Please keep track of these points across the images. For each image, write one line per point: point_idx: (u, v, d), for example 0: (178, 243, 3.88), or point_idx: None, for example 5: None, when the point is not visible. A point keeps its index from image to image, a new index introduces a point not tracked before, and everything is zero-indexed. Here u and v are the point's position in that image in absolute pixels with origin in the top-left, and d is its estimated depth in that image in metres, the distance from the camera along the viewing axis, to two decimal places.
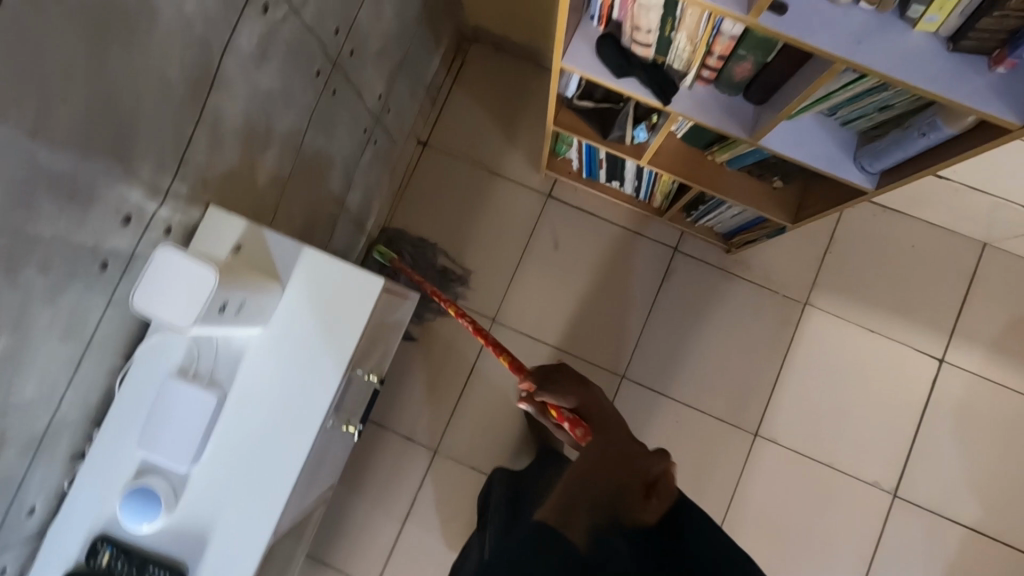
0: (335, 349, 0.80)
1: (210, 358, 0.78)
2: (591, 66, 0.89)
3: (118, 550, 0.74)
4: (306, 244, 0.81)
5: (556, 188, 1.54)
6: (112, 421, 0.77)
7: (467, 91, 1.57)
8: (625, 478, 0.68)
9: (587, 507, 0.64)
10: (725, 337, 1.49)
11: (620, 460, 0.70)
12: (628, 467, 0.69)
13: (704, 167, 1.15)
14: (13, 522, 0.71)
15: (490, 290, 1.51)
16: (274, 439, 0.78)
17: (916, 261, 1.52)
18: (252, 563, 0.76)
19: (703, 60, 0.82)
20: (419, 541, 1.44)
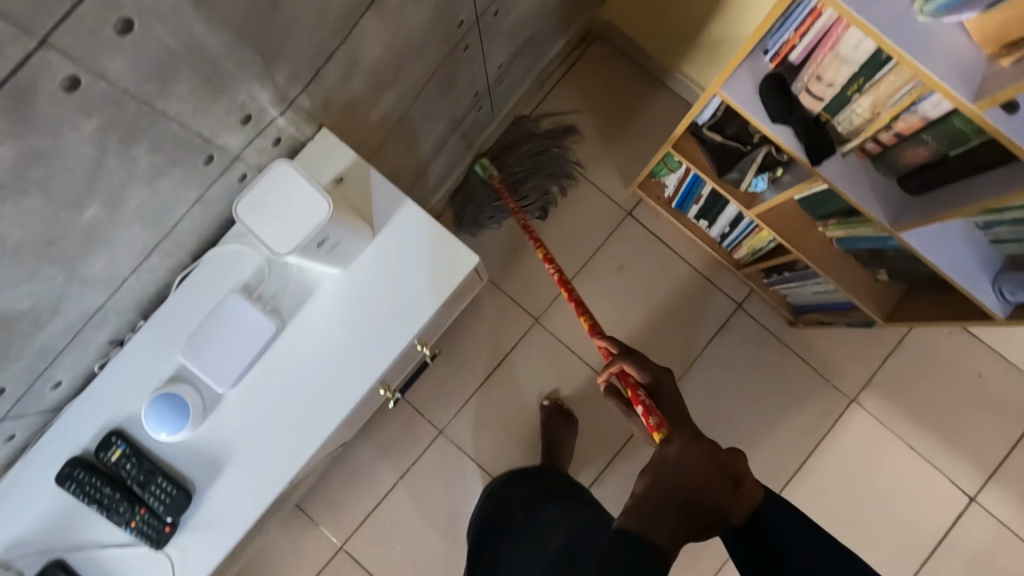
0: (407, 315, 0.74)
1: (278, 284, 0.73)
2: (749, 101, 0.83)
3: (131, 451, 0.70)
4: (408, 197, 0.75)
5: (638, 208, 1.47)
6: (162, 317, 0.72)
7: (581, 84, 1.50)
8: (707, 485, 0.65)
9: (671, 511, 0.64)
10: (761, 409, 1.43)
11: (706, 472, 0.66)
12: (717, 471, 0.66)
13: (811, 237, 1.08)
14: (36, 391, 0.66)
15: (542, 289, 1.45)
16: (316, 388, 0.73)
17: (978, 392, 1.43)
18: (257, 506, 0.71)
19: (875, 133, 0.76)
20: (398, 514, 1.40)
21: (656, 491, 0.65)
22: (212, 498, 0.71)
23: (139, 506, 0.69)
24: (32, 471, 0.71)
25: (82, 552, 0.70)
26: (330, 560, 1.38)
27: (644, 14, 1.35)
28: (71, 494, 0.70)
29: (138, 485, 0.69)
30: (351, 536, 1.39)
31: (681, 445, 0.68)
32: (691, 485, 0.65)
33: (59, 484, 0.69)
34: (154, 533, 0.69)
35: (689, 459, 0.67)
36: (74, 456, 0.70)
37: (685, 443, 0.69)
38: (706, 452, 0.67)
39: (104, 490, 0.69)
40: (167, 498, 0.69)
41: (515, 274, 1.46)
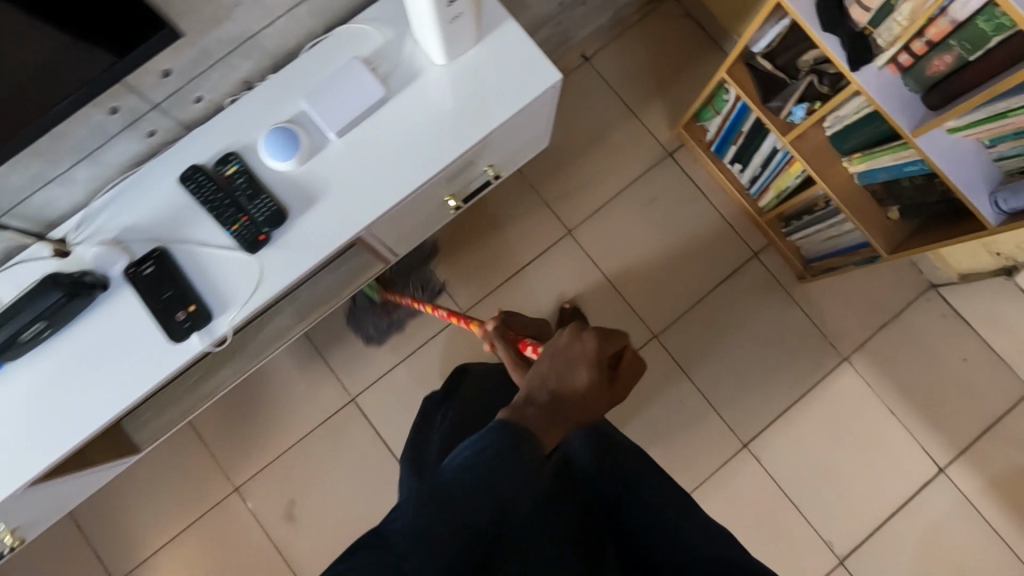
0: (491, 111, 0.87)
1: (391, 64, 0.87)
2: (806, 10, 0.97)
3: (245, 169, 0.82)
4: (511, 17, 0.88)
5: (679, 151, 1.61)
6: (291, 70, 0.86)
7: (647, 35, 1.65)
8: (585, 374, 0.74)
9: (551, 403, 0.70)
10: (758, 352, 1.54)
11: (584, 363, 0.75)
12: (593, 360, 0.76)
13: (834, 171, 1.21)
14: (183, 95, 0.79)
15: (579, 206, 1.58)
16: (405, 155, 0.86)
17: (964, 375, 1.51)
18: (337, 240, 0.83)
19: (909, 42, 0.90)
20: (409, 381, 1.50)
21: (538, 389, 0.71)
22: (302, 225, 0.83)
23: (242, 215, 0.82)
24: (159, 171, 0.83)
25: (185, 245, 0.82)
26: (341, 409, 1.48)
27: None
28: (188, 194, 0.83)
29: (246, 197, 0.82)
30: (363, 391, 1.49)
31: (565, 345, 0.77)
32: (573, 382, 0.73)
33: (181, 183, 0.82)
34: (250, 238, 0.81)
35: (576, 353, 0.76)
36: (196, 165, 0.83)
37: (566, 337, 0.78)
38: (591, 345, 0.77)
39: (216, 195, 0.82)
40: (268, 211, 0.81)
41: (556, 186, 1.59)
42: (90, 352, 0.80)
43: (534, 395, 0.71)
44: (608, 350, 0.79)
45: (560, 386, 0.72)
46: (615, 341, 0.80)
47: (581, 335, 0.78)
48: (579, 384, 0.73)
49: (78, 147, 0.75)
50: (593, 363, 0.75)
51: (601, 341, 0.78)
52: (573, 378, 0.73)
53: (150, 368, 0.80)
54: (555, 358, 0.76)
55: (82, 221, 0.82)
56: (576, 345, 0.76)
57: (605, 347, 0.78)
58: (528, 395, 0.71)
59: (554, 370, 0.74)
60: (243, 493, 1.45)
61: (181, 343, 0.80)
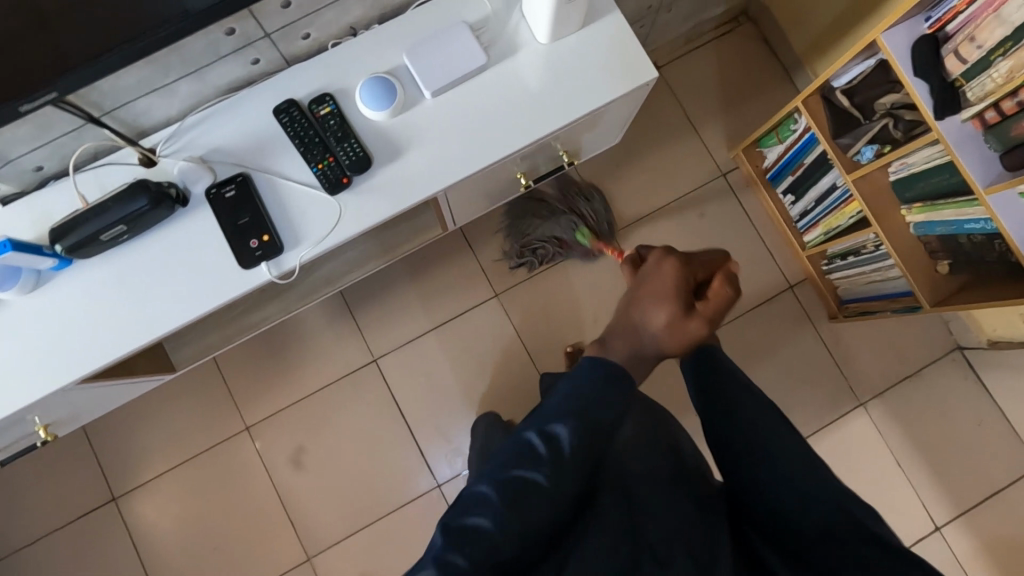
0: (584, 97, 0.88)
1: (495, 35, 0.88)
2: (900, 50, 0.98)
3: (338, 111, 0.83)
4: (619, 10, 0.89)
5: (733, 172, 1.62)
6: (396, 24, 0.87)
7: (720, 55, 1.67)
8: (660, 302, 0.70)
9: (623, 335, 0.71)
10: (778, 382, 1.55)
11: (665, 293, 0.70)
12: (675, 291, 0.70)
13: (891, 216, 1.22)
14: (294, 30, 0.81)
15: (626, 209, 1.60)
16: (493, 124, 0.87)
17: (975, 440, 1.52)
18: (416, 195, 0.85)
19: (999, 100, 0.91)
20: (433, 350, 1.51)
21: (618, 328, 0.72)
22: (385, 174, 0.85)
23: (327, 155, 0.83)
24: (255, 99, 0.84)
25: (268, 175, 0.83)
26: (362, 366, 1.50)
27: (801, 5, 1.48)
28: (279, 126, 0.84)
29: (335, 138, 0.83)
30: (386, 353, 1.50)
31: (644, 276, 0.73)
32: (651, 315, 0.70)
33: (275, 114, 0.83)
34: (333, 179, 0.82)
35: (657, 282, 0.72)
36: (291, 100, 0.84)
37: (653, 263, 0.74)
38: (672, 270, 0.71)
39: (306, 132, 0.83)
40: (354, 156, 0.82)
41: (607, 187, 1.60)
42: (160, 264, 0.81)
43: (613, 336, 0.72)
44: (690, 276, 0.73)
45: (633, 315, 0.71)
46: (703, 264, 0.74)
47: (663, 262, 0.73)
48: (657, 317, 0.70)
49: (188, 62, 0.76)
50: (676, 292, 0.70)
51: (680, 266, 0.71)
52: (648, 307, 0.71)
53: (216, 289, 0.81)
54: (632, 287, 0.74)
55: (173, 135, 0.84)
56: (659, 270, 0.72)
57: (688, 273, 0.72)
58: (607, 335, 0.72)
59: (635, 300, 0.72)
60: (253, 433, 1.46)
61: (249, 270, 0.82)
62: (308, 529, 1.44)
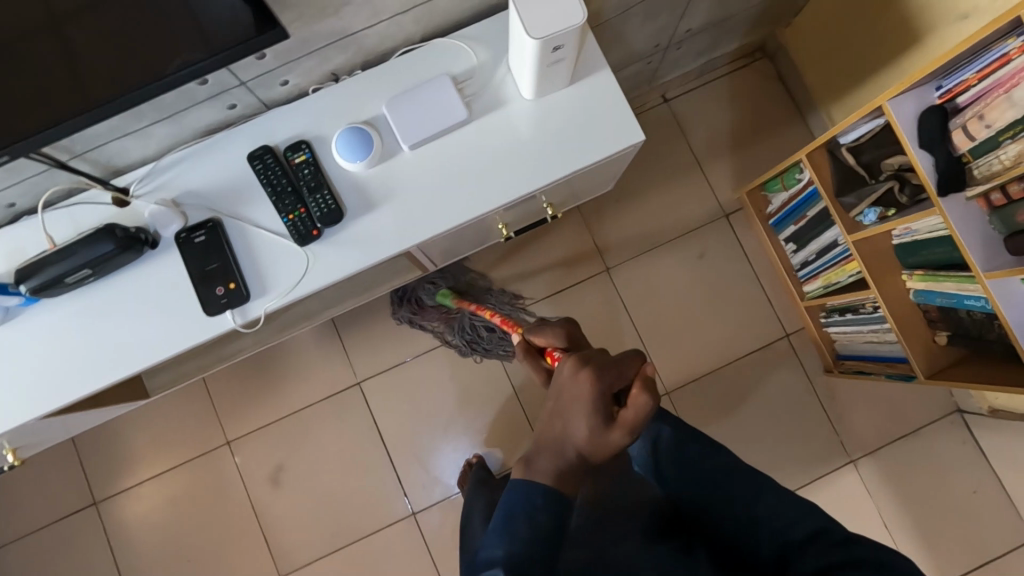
0: (566, 157, 0.85)
1: (479, 88, 0.86)
2: (907, 120, 0.94)
3: (312, 160, 0.82)
4: (609, 67, 0.86)
5: (736, 214, 1.58)
6: (379, 73, 0.85)
7: (732, 91, 1.62)
8: (576, 412, 0.66)
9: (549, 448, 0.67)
10: (768, 431, 1.51)
11: (584, 401, 0.66)
12: (594, 400, 0.66)
13: (891, 281, 1.17)
14: (271, 77, 0.80)
15: (624, 244, 1.57)
16: (470, 180, 0.84)
17: (969, 506, 1.47)
18: (386, 250, 0.83)
19: (1006, 183, 0.87)
20: (418, 377, 1.50)
21: (543, 443, 0.68)
22: (357, 227, 0.83)
23: (299, 205, 0.82)
24: (231, 143, 0.84)
25: (239, 223, 0.82)
26: (346, 388, 1.49)
27: (817, 47, 1.43)
28: (253, 172, 0.83)
29: (308, 188, 0.82)
30: (371, 377, 1.50)
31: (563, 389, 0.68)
32: (572, 426, 0.66)
33: (249, 160, 0.82)
34: (303, 231, 0.81)
35: (574, 395, 0.67)
36: (267, 146, 0.83)
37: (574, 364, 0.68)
38: (590, 383, 0.66)
39: (280, 181, 0.82)
40: (325, 208, 0.81)
41: (605, 220, 1.57)
42: (126, 306, 0.81)
43: (540, 451, 0.67)
44: (611, 385, 0.67)
45: (554, 422, 0.68)
46: (621, 368, 0.68)
47: (581, 372, 0.68)
48: (578, 428, 0.66)
49: (161, 109, 0.75)
50: (595, 405, 0.65)
51: (596, 379, 0.66)
52: (568, 414, 0.67)
53: (180, 334, 0.81)
54: (553, 401, 0.69)
55: (148, 175, 0.83)
56: (577, 374, 0.67)
57: (606, 383, 0.67)
58: (536, 450, 0.68)
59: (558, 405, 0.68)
60: (234, 448, 1.47)
61: (214, 317, 0.81)
62: (282, 547, 1.45)
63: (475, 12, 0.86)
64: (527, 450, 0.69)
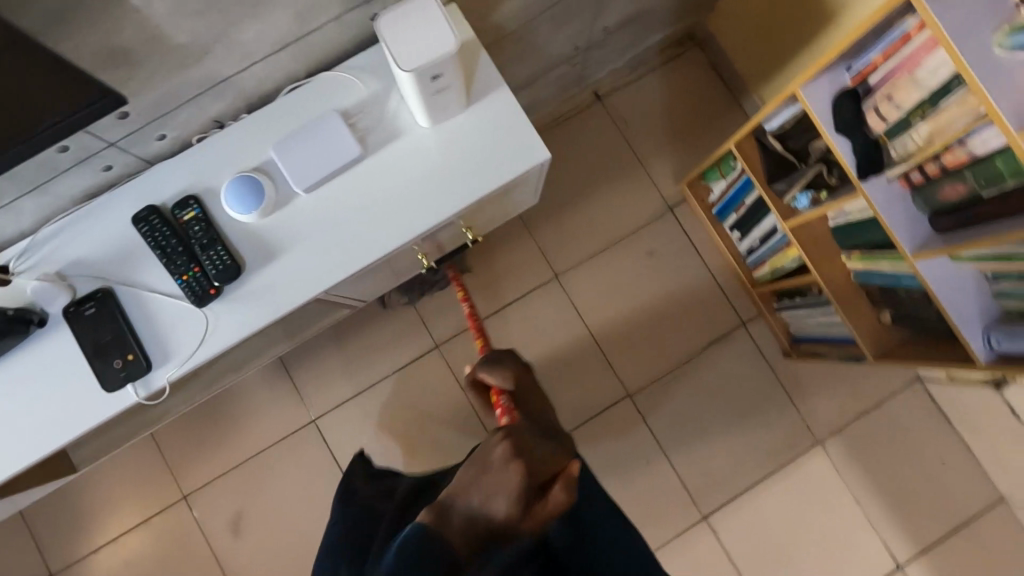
0: (469, 183, 0.81)
1: (373, 118, 0.81)
2: (822, 104, 0.91)
3: (203, 216, 0.78)
4: (507, 85, 0.82)
5: (680, 205, 1.56)
6: (266, 114, 0.81)
7: (665, 81, 1.60)
8: (499, 489, 0.69)
9: (466, 514, 0.68)
10: (734, 422, 1.50)
11: (513, 485, 0.69)
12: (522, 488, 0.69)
13: (832, 264, 1.16)
14: (145, 134, 0.75)
15: (571, 249, 1.54)
16: (371, 219, 0.80)
17: (937, 473, 1.48)
18: (290, 302, 0.79)
19: (923, 162, 0.85)
20: (373, 408, 1.46)
21: (459, 495, 0.69)
22: (258, 281, 0.79)
23: (194, 265, 0.77)
24: (114, 206, 0.79)
25: (132, 288, 0.78)
26: (301, 428, 1.45)
27: (742, 30, 1.40)
28: (141, 235, 0.78)
29: (200, 246, 0.77)
30: (325, 413, 1.46)
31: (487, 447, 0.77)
32: (495, 499, 0.68)
33: (134, 223, 0.77)
34: (200, 291, 0.77)
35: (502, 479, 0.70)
36: (153, 205, 0.78)
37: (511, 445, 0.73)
38: (518, 474, 0.69)
39: (169, 241, 0.77)
40: (221, 265, 0.77)
41: (549, 226, 1.54)
42: (19, 391, 0.76)
43: (456, 500, 0.69)
44: (537, 475, 0.72)
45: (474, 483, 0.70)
46: (550, 463, 0.74)
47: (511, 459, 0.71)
48: (498, 505, 0.68)
49: (23, 181, 0.71)
50: (519, 493, 0.69)
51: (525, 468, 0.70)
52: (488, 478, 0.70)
53: (79, 414, 0.76)
54: (477, 467, 0.72)
55: (27, 249, 0.78)
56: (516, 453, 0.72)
57: (532, 471, 0.71)
58: (448, 504, 0.69)
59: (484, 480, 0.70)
60: (192, 502, 1.43)
61: (114, 392, 0.77)
62: None
63: (360, 41, 0.82)
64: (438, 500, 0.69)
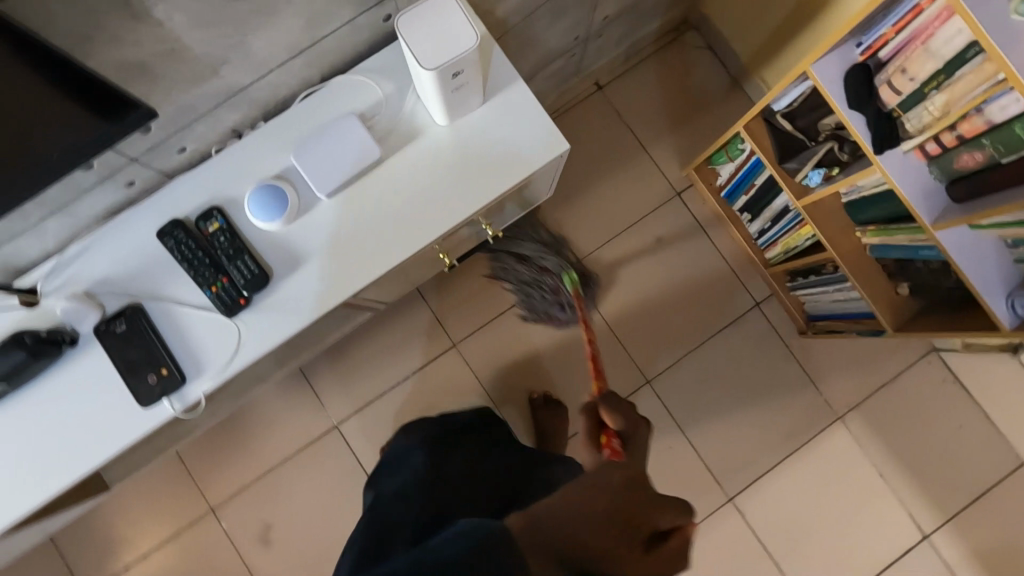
0: (490, 179, 0.81)
1: (389, 120, 0.81)
2: (834, 81, 0.91)
3: (227, 226, 0.78)
4: (521, 79, 0.82)
5: (687, 190, 1.56)
6: (282, 121, 0.81)
7: (664, 67, 1.59)
8: (599, 519, 0.61)
9: (562, 532, 0.60)
10: (754, 403, 1.51)
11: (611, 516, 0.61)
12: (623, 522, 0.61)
13: (846, 240, 1.17)
14: (165, 147, 0.75)
15: (581, 241, 1.54)
16: (393, 220, 0.80)
17: (957, 441, 1.49)
18: (319, 307, 0.79)
19: (939, 133, 0.85)
20: (394, 410, 1.46)
21: (555, 511, 0.61)
22: (286, 288, 0.79)
23: (221, 276, 0.77)
24: (136, 223, 0.78)
25: (160, 303, 0.78)
26: (323, 434, 1.45)
27: (740, 12, 1.40)
28: (166, 249, 0.78)
29: (227, 257, 0.77)
30: (347, 418, 1.46)
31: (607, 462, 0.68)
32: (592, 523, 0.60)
33: (159, 238, 0.77)
34: (229, 302, 0.77)
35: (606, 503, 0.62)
36: (176, 219, 0.78)
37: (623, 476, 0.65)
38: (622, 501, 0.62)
39: (196, 254, 0.77)
40: (248, 274, 0.77)
41: (557, 220, 1.54)
42: (54, 411, 0.76)
43: (549, 514, 0.61)
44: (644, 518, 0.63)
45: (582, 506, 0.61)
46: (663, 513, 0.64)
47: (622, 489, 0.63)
48: (595, 532, 0.60)
49: (47, 203, 0.71)
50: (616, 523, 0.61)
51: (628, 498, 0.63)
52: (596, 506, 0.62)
53: (116, 431, 0.76)
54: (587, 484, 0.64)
55: (52, 271, 0.78)
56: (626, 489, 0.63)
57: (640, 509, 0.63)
58: (539, 517, 0.61)
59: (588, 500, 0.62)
60: (219, 514, 1.43)
61: (150, 407, 0.77)
62: None
63: (371, 43, 0.82)
64: (530, 510, 0.62)
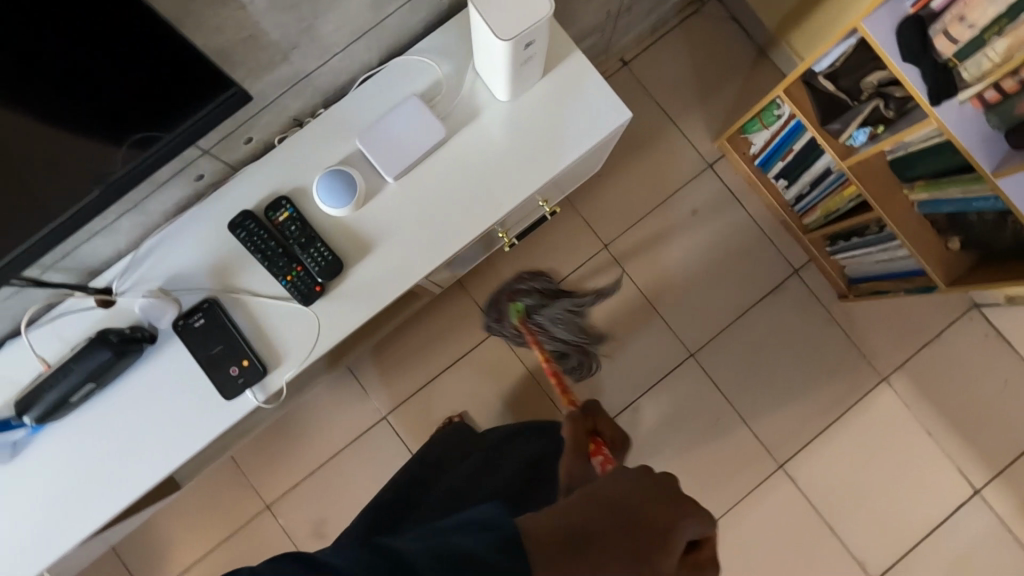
0: (555, 152, 0.81)
1: (450, 99, 0.81)
2: (886, 35, 0.90)
3: (297, 214, 0.77)
4: (579, 51, 0.82)
5: (719, 161, 1.55)
6: (343, 107, 0.80)
7: (688, 39, 1.58)
8: (623, 499, 0.62)
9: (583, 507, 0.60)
10: (798, 370, 1.51)
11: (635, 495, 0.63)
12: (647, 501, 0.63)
13: (893, 198, 1.16)
14: (233, 139, 0.75)
15: (616, 218, 1.54)
16: (460, 199, 0.80)
17: (1003, 395, 1.49)
18: (393, 291, 0.79)
19: (999, 80, 0.85)
20: (442, 398, 1.47)
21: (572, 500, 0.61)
22: (360, 275, 0.79)
23: (295, 264, 0.77)
24: (206, 217, 0.78)
25: (235, 295, 0.78)
26: (373, 426, 1.46)
27: None
28: (238, 241, 0.78)
29: (299, 245, 0.77)
30: (395, 408, 1.47)
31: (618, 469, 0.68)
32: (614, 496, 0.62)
33: (230, 230, 0.77)
34: (305, 290, 0.77)
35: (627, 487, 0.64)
36: (245, 210, 0.78)
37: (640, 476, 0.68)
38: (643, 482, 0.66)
39: (268, 244, 0.77)
40: (322, 261, 0.77)
41: (590, 199, 1.54)
42: (139, 409, 0.76)
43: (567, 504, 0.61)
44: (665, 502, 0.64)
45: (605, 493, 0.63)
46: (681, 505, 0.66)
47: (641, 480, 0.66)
48: (619, 504, 0.61)
49: (125, 199, 0.71)
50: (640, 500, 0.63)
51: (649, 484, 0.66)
52: (619, 494, 0.63)
53: (202, 425, 0.77)
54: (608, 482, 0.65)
55: (126, 269, 0.78)
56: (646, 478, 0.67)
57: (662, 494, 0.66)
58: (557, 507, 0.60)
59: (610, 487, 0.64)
60: (275, 511, 1.44)
61: (234, 400, 0.77)
62: None
63: (427, 23, 0.82)
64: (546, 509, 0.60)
